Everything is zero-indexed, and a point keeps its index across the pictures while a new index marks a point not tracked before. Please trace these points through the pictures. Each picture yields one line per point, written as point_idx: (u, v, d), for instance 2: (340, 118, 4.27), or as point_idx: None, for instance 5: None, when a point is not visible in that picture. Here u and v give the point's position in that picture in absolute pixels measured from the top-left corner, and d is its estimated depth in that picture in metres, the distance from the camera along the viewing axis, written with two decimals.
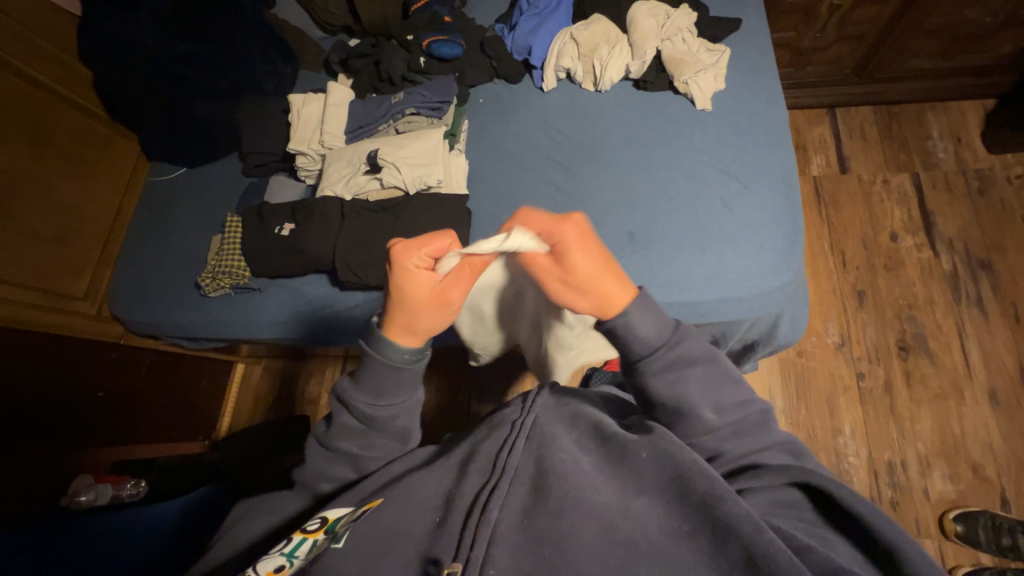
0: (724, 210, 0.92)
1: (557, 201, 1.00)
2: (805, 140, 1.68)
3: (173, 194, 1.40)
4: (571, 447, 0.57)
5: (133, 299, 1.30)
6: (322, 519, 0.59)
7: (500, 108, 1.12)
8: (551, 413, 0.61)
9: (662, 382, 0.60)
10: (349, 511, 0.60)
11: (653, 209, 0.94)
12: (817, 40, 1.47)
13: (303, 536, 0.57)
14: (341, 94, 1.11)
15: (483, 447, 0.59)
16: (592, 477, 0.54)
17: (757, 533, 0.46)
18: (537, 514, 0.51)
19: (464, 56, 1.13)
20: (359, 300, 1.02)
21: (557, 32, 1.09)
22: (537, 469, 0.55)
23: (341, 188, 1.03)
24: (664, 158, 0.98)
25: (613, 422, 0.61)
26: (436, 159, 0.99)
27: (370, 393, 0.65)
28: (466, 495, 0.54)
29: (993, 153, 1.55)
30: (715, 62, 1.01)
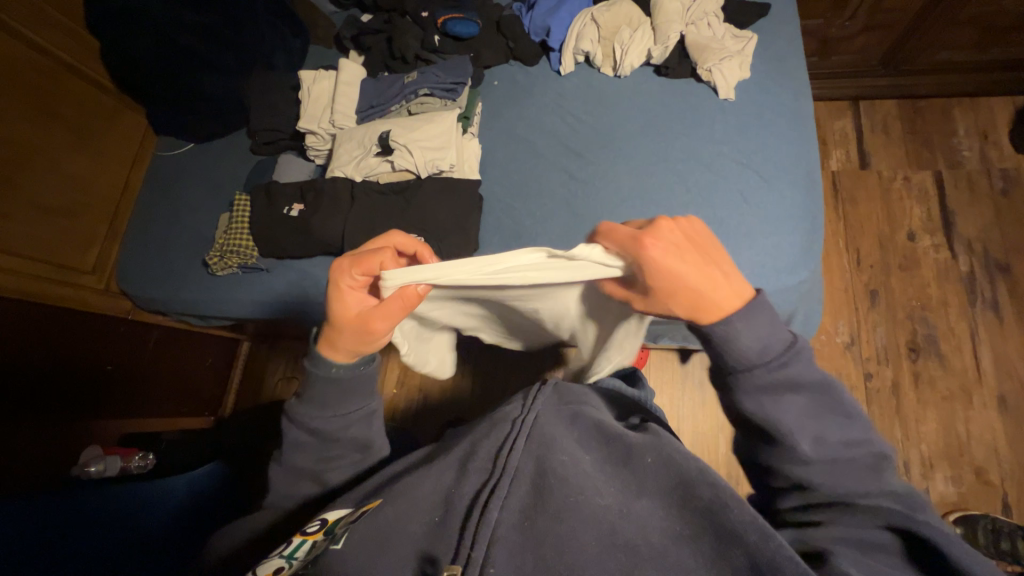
0: (741, 204, 0.90)
1: (570, 190, 0.98)
2: (825, 134, 1.64)
3: (182, 170, 1.38)
4: (571, 449, 0.57)
5: (141, 275, 1.30)
6: (321, 522, 0.59)
7: (515, 91, 1.09)
8: (552, 412, 0.60)
9: (760, 403, 0.54)
10: (348, 512, 0.60)
11: (668, 202, 0.92)
12: (844, 29, 1.42)
13: (303, 539, 0.57)
14: (353, 72, 1.08)
15: (483, 445, 0.58)
16: (593, 479, 0.54)
17: (761, 540, 0.46)
18: (536, 517, 0.51)
19: (480, 36, 1.09)
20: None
21: (577, 14, 1.05)
22: (537, 471, 0.54)
23: (350, 169, 1.01)
24: (682, 150, 0.95)
25: (615, 423, 0.60)
26: (449, 143, 0.97)
27: (320, 407, 0.68)
28: (465, 494, 0.53)
29: (1020, 152, 1.50)
30: (740, 49, 0.97)
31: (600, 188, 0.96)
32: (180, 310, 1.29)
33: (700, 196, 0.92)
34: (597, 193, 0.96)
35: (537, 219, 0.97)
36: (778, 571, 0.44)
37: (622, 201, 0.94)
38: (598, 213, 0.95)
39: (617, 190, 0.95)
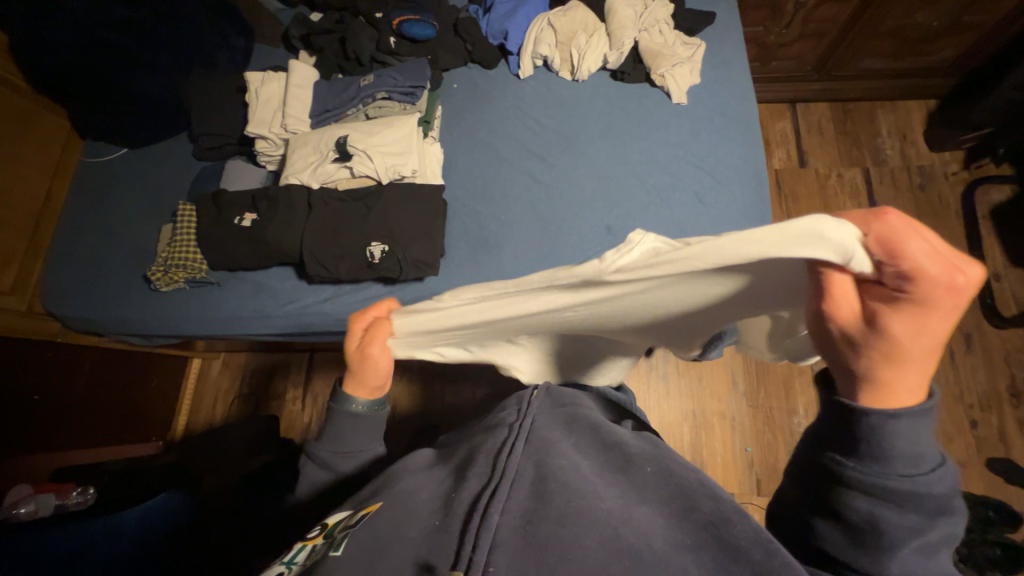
0: (696, 207, 0.94)
1: (535, 195, 0.99)
2: (768, 134, 1.75)
3: (116, 178, 1.28)
4: (570, 454, 0.59)
5: (73, 294, 1.19)
6: (322, 526, 0.59)
7: (475, 94, 1.08)
8: (547, 422, 0.64)
9: (872, 501, 0.42)
10: (348, 513, 0.59)
11: (629, 205, 0.95)
12: (782, 36, 1.51)
13: (303, 544, 0.57)
14: (305, 74, 1.03)
15: (481, 454, 0.59)
16: (593, 481, 0.55)
17: (767, 556, 0.45)
18: (538, 515, 0.50)
19: (437, 39, 1.08)
20: (327, 295, 0.97)
21: (534, 18, 1.06)
22: (537, 473, 0.54)
23: (306, 176, 0.97)
24: (643, 154, 0.98)
25: (608, 434, 0.65)
26: (410, 148, 0.94)
27: (334, 442, 0.71)
28: (464, 499, 0.52)
29: (934, 151, 1.65)
30: (690, 56, 1.02)
31: (565, 193, 0.98)
32: (118, 331, 1.19)
33: (660, 199, 0.95)
34: (562, 197, 0.97)
35: (503, 223, 0.97)
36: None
37: (586, 206, 0.96)
38: (563, 218, 0.96)
39: (582, 194, 0.97)
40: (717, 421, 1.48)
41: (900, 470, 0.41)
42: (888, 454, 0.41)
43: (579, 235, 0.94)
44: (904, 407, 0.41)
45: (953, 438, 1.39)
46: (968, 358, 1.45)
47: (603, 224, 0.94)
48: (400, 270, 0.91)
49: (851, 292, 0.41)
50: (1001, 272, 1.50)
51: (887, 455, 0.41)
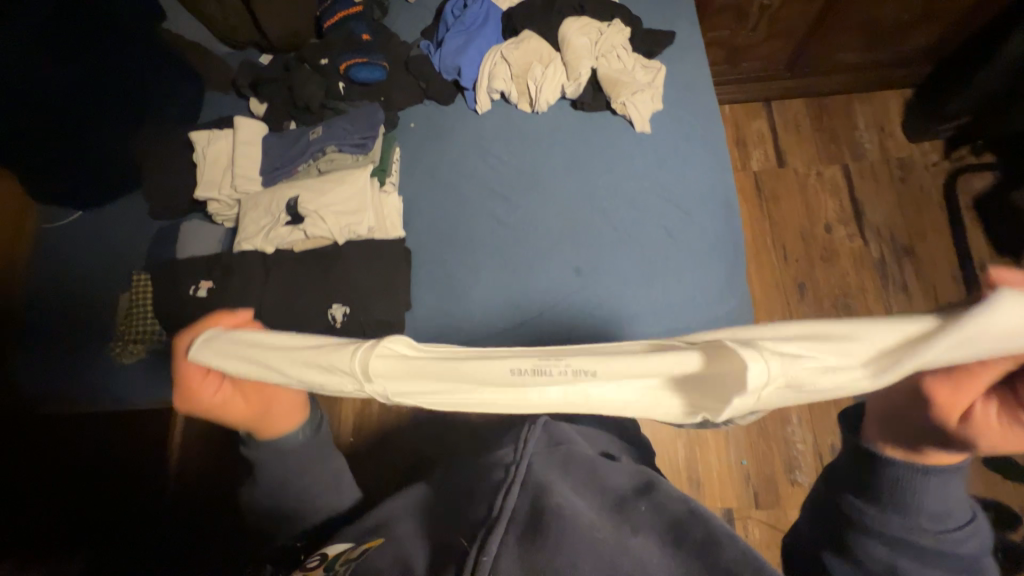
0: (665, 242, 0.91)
1: (501, 239, 0.95)
2: (744, 135, 1.71)
3: (73, 240, 1.23)
4: (568, 492, 0.56)
5: (37, 365, 1.15)
6: (320, 556, 0.57)
7: (432, 133, 1.04)
8: (544, 459, 0.60)
9: (892, 550, 0.52)
10: (347, 546, 0.58)
11: (595, 245, 0.92)
12: (750, 37, 1.47)
13: (306, 572, 0.55)
14: (251, 128, 0.99)
15: (475, 496, 0.57)
16: (587, 512, 0.53)
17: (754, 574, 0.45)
18: (534, 545, 0.48)
19: (388, 79, 1.04)
20: None
21: (487, 51, 1.02)
22: (532, 508, 0.52)
23: (259, 240, 0.93)
24: (613, 186, 0.95)
25: (606, 475, 0.63)
26: (365, 205, 0.92)
27: (276, 487, 0.66)
28: (463, 531, 0.51)
29: (913, 142, 1.62)
30: (651, 81, 0.98)
31: (532, 235, 0.95)
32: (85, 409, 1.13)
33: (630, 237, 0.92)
34: (528, 240, 0.95)
35: (470, 271, 0.94)
36: None
37: (554, 248, 0.93)
38: (529, 262, 0.94)
39: (549, 234, 0.94)
40: (709, 435, 1.46)
41: (936, 537, 0.52)
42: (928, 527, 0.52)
43: (548, 280, 0.92)
44: (940, 466, 0.50)
45: None
46: None
47: (572, 267, 0.92)
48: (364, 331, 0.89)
49: (978, 382, 0.45)
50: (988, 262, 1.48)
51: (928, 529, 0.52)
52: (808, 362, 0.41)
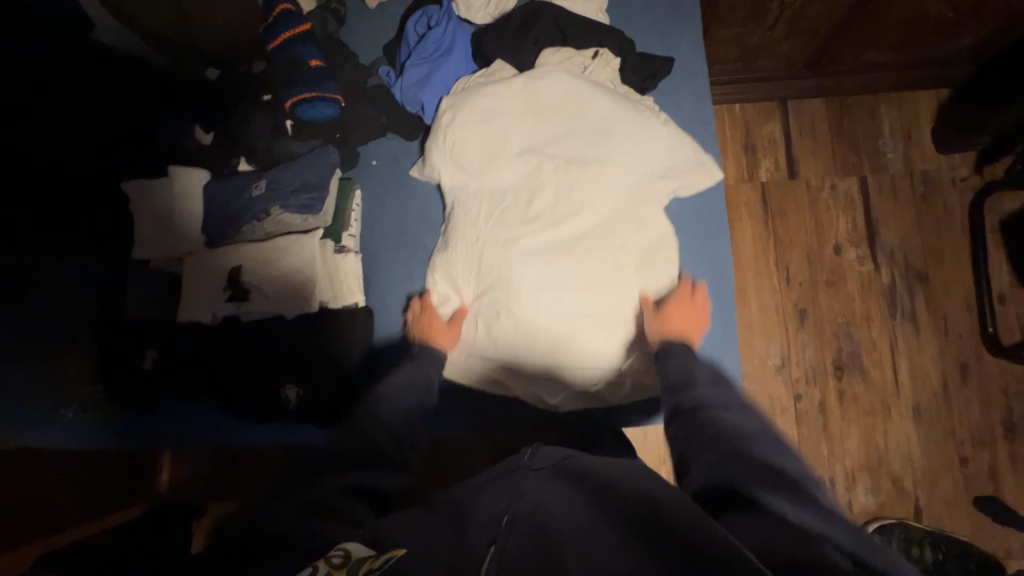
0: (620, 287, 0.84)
1: (455, 285, 0.86)
2: (754, 140, 1.54)
3: None
4: (553, 497, 0.58)
5: None
6: (342, 553, 0.50)
7: (397, 177, 0.93)
8: (537, 477, 0.64)
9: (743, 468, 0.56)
10: (373, 550, 0.51)
11: (555, 291, 0.82)
12: (767, 36, 1.29)
13: (324, 575, 0.47)
14: (189, 177, 0.89)
15: (475, 520, 0.56)
16: (570, 509, 0.55)
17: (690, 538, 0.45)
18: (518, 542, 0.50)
19: (343, 115, 0.92)
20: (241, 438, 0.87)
21: (453, 84, 0.89)
22: (518, 516, 0.55)
23: (203, 310, 0.86)
24: (575, 216, 0.83)
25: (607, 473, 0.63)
26: (314, 273, 0.84)
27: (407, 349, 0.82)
28: (464, 540, 0.52)
29: (941, 153, 1.46)
30: None
31: (485, 279, 0.84)
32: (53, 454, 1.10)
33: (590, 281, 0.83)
34: (483, 284, 0.85)
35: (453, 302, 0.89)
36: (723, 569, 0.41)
37: (511, 293, 0.82)
38: (485, 312, 0.84)
39: (505, 277, 0.82)
40: None
41: (823, 516, 0.50)
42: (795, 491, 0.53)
43: (503, 334, 0.84)
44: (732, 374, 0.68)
45: (939, 475, 1.33)
46: (961, 390, 1.36)
47: (528, 316, 0.82)
48: (319, 410, 0.84)
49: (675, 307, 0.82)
50: (1005, 293, 1.39)
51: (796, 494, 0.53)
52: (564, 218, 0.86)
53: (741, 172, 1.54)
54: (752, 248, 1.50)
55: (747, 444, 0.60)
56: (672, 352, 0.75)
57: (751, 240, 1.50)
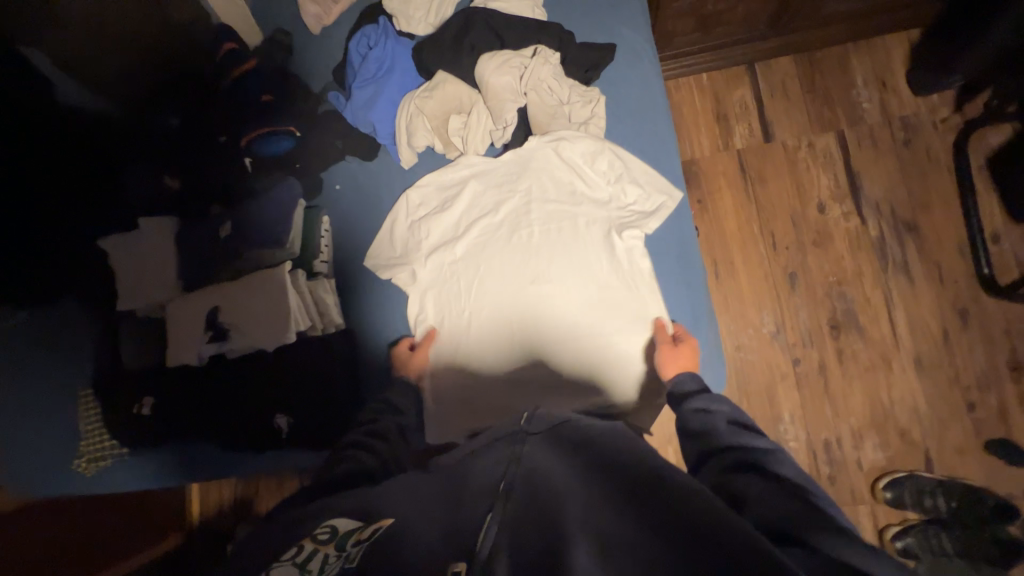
0: (600, 340, 0.85)
1: (433, 334, 0.90)
2: (725, 109, 1.52)
3: None
4: (559, 469, 0.57)
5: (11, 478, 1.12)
6: (331, 529, 0.57)
7: (360, 200, 0.95)
8: (540, 446, 0.63)
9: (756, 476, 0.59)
10: (361, 523, 0.57)
11: (543, 362, 0.86)
12: (720, 3, 1.26)
13: (315, 548, 0.54)
14: (161, 226, 0.93)
15: (466, 491, 0.59)
16: (582, 493, 0.51)
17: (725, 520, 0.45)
18: (527, 535, 0.47)
19: (300, 145, 0.93)
20: None
21: (400, 100, 0.89)
22: (527, 484, 0.55)
23: (189, 353, 0.88)
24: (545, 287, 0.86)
25: (606, 444, 0.61)
26: (287, 309, 0.85)
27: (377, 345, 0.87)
28: (458, 512, 0.54)
29: (920, 96, 1.42)
30: (589, 116, 0.86)
31: (468, 347, 0.88)
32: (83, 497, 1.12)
33: (572, 338, 0.86)
34: (461, 334, 0.89)
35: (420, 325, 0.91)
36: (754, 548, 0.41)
37: (496, 365, 0.87)
38: (451, 330, 0.89)
39: (487, 349, 0.88)
40: None
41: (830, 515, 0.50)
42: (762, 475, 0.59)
43: (477, 364, 0.88)
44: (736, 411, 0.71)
45: (948, 424, 1.32)
46: (963, 336, 1.34)
47: (505, 361, 0.87)
48: (309, 436, 0.87)
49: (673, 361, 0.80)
50: (998, 231, 1.35)
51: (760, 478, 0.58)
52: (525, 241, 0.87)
53: (717, 143, 1.52)
54: (735, 219, 1.49)
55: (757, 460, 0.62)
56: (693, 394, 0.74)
57: (733, 211, 1.49)
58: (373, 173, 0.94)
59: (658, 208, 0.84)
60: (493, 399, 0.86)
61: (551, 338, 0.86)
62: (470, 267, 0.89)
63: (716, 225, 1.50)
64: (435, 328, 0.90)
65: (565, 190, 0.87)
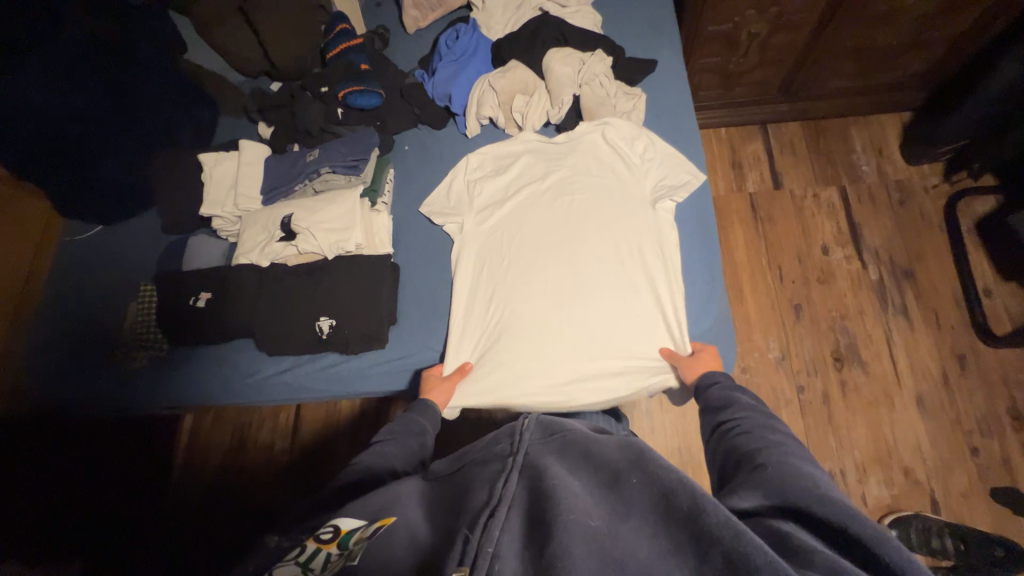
0: (628, 299, 0.92)
1: (471, 281, 0.99)
2: (739, 157, 1.72)
3: (78, 257, 1.23)
4: (562, 474, 0.57)
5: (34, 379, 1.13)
6: (334, 529, 0.59)
7: (424, 155, 1.10)
8: (540, 447, 0.63)
9: (753, 456, 0.63)
10: (361, 524, 0.60)
11: (580, 352, 0.91)
12: (741, 64, 1.51)
13: (317, 546, 0.58)
14: (255, 151, 1.06)
15: (462, 495, 0.60)
16: (586, 500, 0.53)
17: (736, 537, 0.46)
18: (535, 541, 0.50)
19: (384, 106, 1.10)
20: (286, 365, 1.01)
21: (475, 79, 1.08)
22: (530, 492, 0.55)
23: (257, 256, 0.99)
24: (581, 253, 0.95)
25: (603, 449, 0.61)
26: (353, 223, 0.96)
27: (423, 280, 1.01)
28: (461, 518, 0.55)
29: (912, 165, 1.61)
30: (631, 108, 1.03)
31: (503, 297, 0.96)
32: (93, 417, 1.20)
33: (602, 294, 0.93)
34: (497, 286, 0.97)
35: (460, 270, 1.00)
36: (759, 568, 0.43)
37: (527, 312, 0.94)
38: (488, 281, 0.98)
39: (519, 300, 0.95)
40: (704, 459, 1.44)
41: (813, 502, 0.52)
42: (754, 457, 0.62)
43: (507, 312, 0.95)
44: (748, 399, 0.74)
45: (952, 466, 1.32)
46: (962, 381, 1.39)
47: (535, 312, 0.93)
48: (348, 342, 0.94)
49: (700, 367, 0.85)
50: (990, 287, 1.45)
51: (752, 460, 0.62)
52: (566, 212, 0.98)
53: (731, 185, 1.70)
54: (745, 251, 1.62)
55: (758, 443, 0.64)
56: (720, 383, 0.79)
57: (744, 244, 1.63)
58: (437, 137, 1.12)
59: (684, 186, 0.96)
60: (521, 338, 0.93)
61: (581, 294, 0.93)
62: (511, 229, 1.00)
63: (727, 254, 1.62)
64: (474, 276, 0.99)
65: (606, 170, 1.00)
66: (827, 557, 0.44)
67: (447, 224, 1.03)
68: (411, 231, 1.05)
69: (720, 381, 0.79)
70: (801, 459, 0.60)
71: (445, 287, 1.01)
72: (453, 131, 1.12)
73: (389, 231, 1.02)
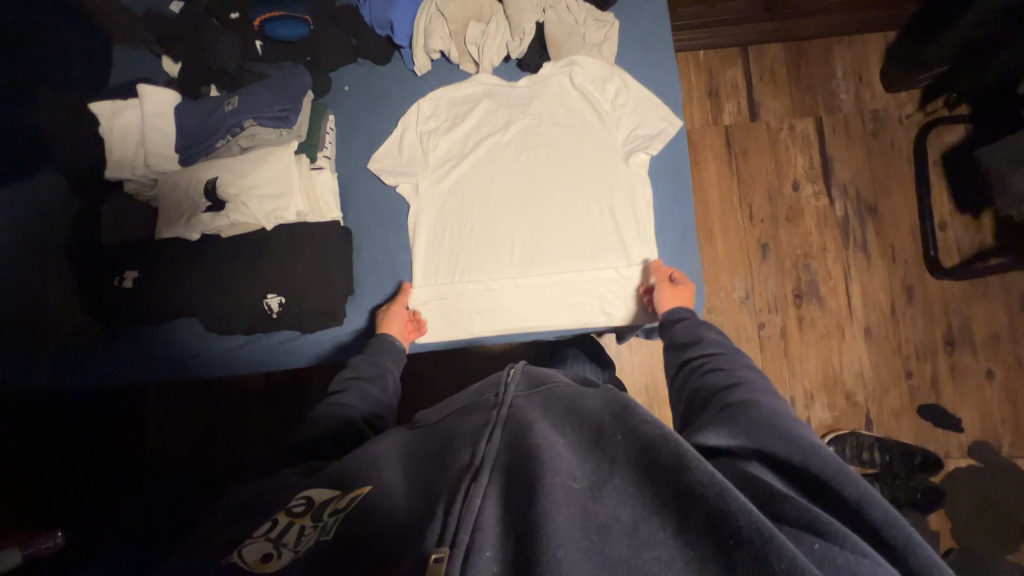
0: (599, 264, 0.88)
1: (431, 240, 0.92)
2: (717, 85, 1.60)
3: None
4: (546, 431, 0.54)
5: None
6: (305, 502, 0.59)
7: (368, 98, 0.96)
8: (525, 402, 0.60)
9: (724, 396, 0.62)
10: (333, 492, 0.60)
11: (549, 317, 0.88)
12: None
13: (290, 521, 0.56)
14: (159, 97, 0.89)
15: (449, 455, 0.57)
16: (570, 462, 0.49)
17: (721, 496, 0.42)
18: (515, 506, 0.47)
19: (312, 37, 0.92)
20: (240, 342, 0.94)
21: (420, 2, 0.91)
22: (511, 452, 0.52)
23: (183, 228, 0.87)
24: (551, 207, 0.89)
25: (590, 403, 0.57)
26: (290, 187, 0.85)
27: (378, 246, 0.93)
28: (443, 486, 0.52)
29: (890, 92, 1.55)
30: (602, 38, 0.90)
31: (469, 265, 0.90)
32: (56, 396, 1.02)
33: (572, 258, 0.88)
34: (462, 249, 0.90)
35: (417, 233, 0.92)
36: (744, 528, 0.40)
37: (493, 279, 0.89)
38: (447, 250, 0.91)
39: (486, 262, 0.90)
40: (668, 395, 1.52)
41: (785, 448, 0.51)
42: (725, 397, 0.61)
43: (473, 275, 0.90)
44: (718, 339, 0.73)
45: (888, 389, 1.45)
46: (907, 311, 1.48)
47: (506, 270, 0.89)
48: (302, 319, 0.87)
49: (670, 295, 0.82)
50: (946, 220, 1.49)
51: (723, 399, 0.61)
52: (538, 161, 0.90)
53: (707, 117, 1.60)
54: (717, 189, 1.58)
55: (733, 385, 0.63)
56: (688, 323, 0.76)
57: (717, 181, 1.58)
58: (381, 76, 0.97)
59: (659, 136, 0.87)
60: (487, 307, 0.89)
61: (551, 256, 0.88)
62: (474, 190, 0.91)
63: (700, 194, 1.58)
64: (427, 251, 0.92)
65: (576, 119, 0.90)
66: (802, 507, 0.44)
67: (399, 185, 0.92)
68: (362, 193, 0.94)
69: (691, 321, 0.77)
70: (777, 404, 0.59)
71: (403, 253, 0.93)
72: (400, 69, 0.96)
73: (333, 194, 0.92)
